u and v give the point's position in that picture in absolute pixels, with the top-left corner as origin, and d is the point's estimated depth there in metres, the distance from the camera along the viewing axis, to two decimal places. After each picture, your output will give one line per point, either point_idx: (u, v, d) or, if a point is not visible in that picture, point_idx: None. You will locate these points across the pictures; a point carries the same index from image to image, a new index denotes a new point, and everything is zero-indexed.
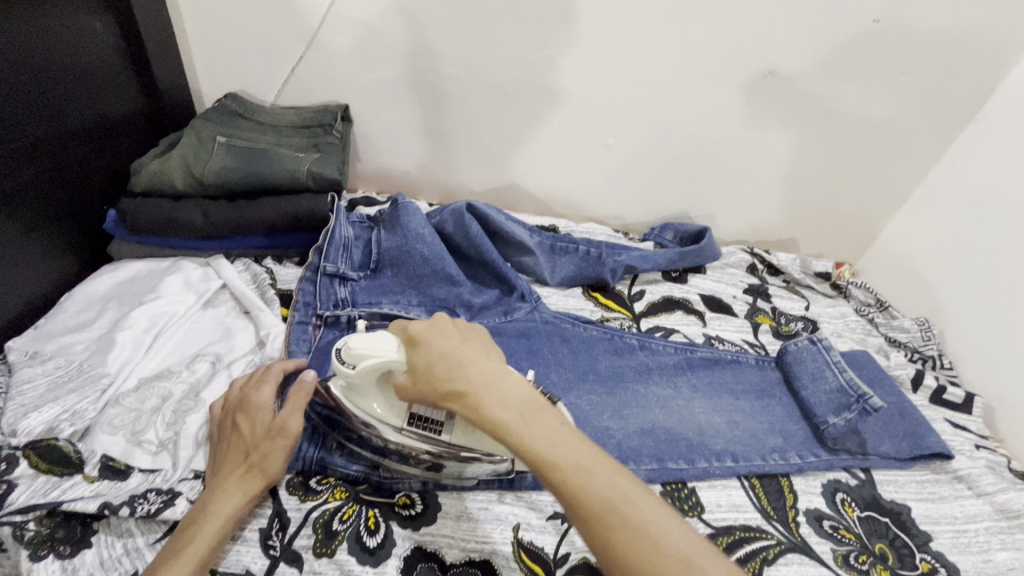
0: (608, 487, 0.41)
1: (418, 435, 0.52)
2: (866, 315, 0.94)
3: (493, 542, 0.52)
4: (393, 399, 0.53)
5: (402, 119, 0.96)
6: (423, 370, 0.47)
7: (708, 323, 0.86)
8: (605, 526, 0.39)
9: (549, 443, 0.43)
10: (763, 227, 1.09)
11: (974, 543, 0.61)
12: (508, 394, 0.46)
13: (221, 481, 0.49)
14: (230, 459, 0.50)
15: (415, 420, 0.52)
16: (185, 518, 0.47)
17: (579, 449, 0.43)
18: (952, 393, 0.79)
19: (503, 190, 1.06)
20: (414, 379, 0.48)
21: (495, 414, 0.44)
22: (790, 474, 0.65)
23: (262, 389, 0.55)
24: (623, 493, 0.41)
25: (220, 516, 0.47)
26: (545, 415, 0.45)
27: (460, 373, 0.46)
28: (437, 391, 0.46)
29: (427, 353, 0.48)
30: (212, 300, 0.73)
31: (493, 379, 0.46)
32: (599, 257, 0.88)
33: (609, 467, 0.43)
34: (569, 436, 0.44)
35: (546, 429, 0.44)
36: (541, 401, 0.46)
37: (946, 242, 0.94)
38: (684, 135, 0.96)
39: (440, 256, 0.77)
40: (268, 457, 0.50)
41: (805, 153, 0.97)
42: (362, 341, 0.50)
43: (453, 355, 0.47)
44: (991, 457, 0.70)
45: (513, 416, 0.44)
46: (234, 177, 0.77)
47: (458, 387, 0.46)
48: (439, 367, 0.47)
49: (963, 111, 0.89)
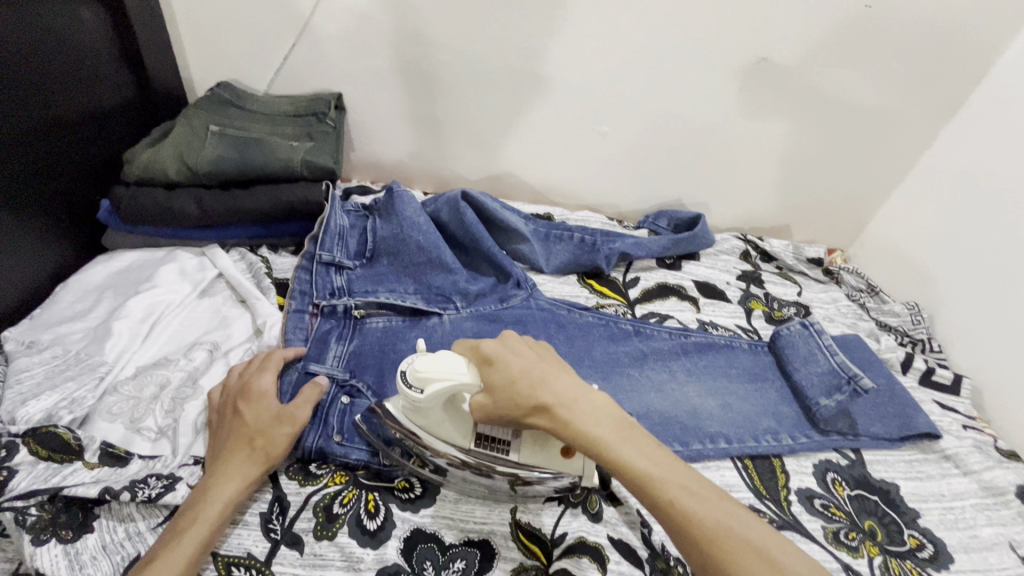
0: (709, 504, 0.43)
1: (487, 457, 0.51)
2: (858, 300, 0.95)
3: (491, 524, 0.53)
4: (459, 420, 0.52)
5: (396, 107, 0.96)
6: (503, 386, 0.47)
7: (702, 309, 0.87)
8: (712, 542, 0.41)
9: (643, 460, 0.45)
10: (756, 214, 1.10)
11: (960, 520, 0.63)
12: (595, 412, 0.48)
13: (222, 463, 0.49)
14: (233, 442, 0.51)
15: (483, 440, 0.52)
16: (187, 500, 0.48)
17: (676, 468, 0.45)
18: (941, 375, 0.81)
19: (497, 179, 1.06)
20: (494, 397, 0.48)
21: (590, 431, 0.46)
22: (782, 455, 0.67)
23: (265, 377, 0.56)
24: (726, 509, 0.43)
25: (224, 498, 0.47)
26: (635, 433, 0.48)
27: (546, 390, 0.48)
28: (521, 407, 0.47)
29: (507, 370, 0.48)
30: (208, 290, 0.73)
31: (578, 398, 0.48)
32: (594, 245, 0.89)
33: (702, 483, 0.45)
34: (660, 453, 0.46)
35: (638, 448, 0.46)
36: (629, 419, 0.49)
37: (936, 227, 0.95)
38: (678, 122, 0.96)
39: (435, 245, 0.78)
40: (273, 442, 0.51)
41: (798, 140, 0.98)
42: (431, 364, 0.49)
43: (534, 372, 0.49)
44: (978, 436, 0.72)
45: (607, 435, 0.46)
46: (228, 166, 0.76)
47: (547, 402, 0.47)
48: (522, 384, 0.47)
49: (953, 97, 0.90)
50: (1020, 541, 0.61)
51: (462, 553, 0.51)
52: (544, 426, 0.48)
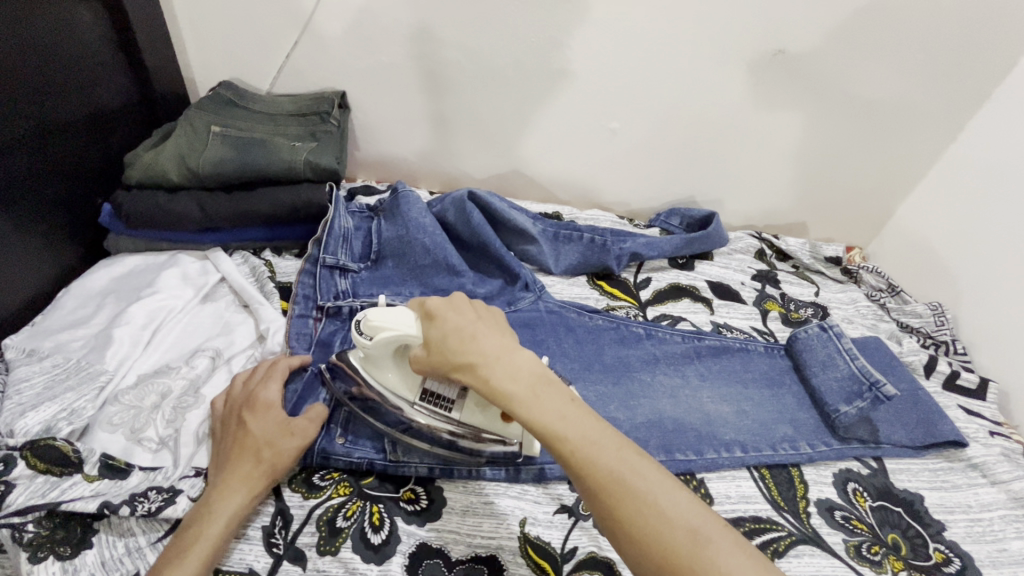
0: (613, 458, 0.42)
1: (429, 412, 0.53)
2: (877, 300, 0.92)
3: (499, 538, 0.51)
4: (407, 374, 0.53)
5: (400, 105, 0.94)
6: (437, 342, 0.47)
7: (716, 311, 0.85)
8: (608, 495, 0.40)
9: (556, 416, 0.43)
10: (772, 211, 1.07)
11: (988, 532, 0.60)
12: (517, 369, 0.46)
13: (225, 478, 0.48)
14: (236, 455, 0.49)
15: (427, 396, 0.53)
16: (187, 516, 0.46)
17: (588, 423, 0.43)
18: (966, 379, 0.77)
19: (505, 177, 1.04)
20: (428, 351, 0.48)
21: (506, 386, 0.45)
22: (800, 464, 0.64)
23: (271, 387, 0.55)
24: (630, 465, 0.41)
25: (227, 512, 0.46)
26: (556, 389, 0.46)
27: (474, 347, 0.46)
28: (447, 362, 0.47)
29: (443, 326, 0.48)
30: (210, 295, 0.72)
31: (504, 355, 0.46)
32: (604, 245, 0.86)
33: (615, 441, 0.43)
34: (577, 410, 0.44)
35: (553, 403, 0.44)
36: (552, 377, 0.47)
37: (960, 224, 0.91)
38: (691, 118, 0.93)
39: (442, 245, 0.76)
40: (279, 456, 0.50)
41: (815, 135, 0.95)
42: (382, 315, 0.51)
43: (466, 329, 0.48)
44: (1006, 444, 0.69)
45: (524, 391, 0.45)
46: (229, 168, 0.75)
47: (470, 358, 0.46)
48: (452, 340, 0.47)
49: (978, 89, 0.86)
50: None
51: (469, 569, 0.49)
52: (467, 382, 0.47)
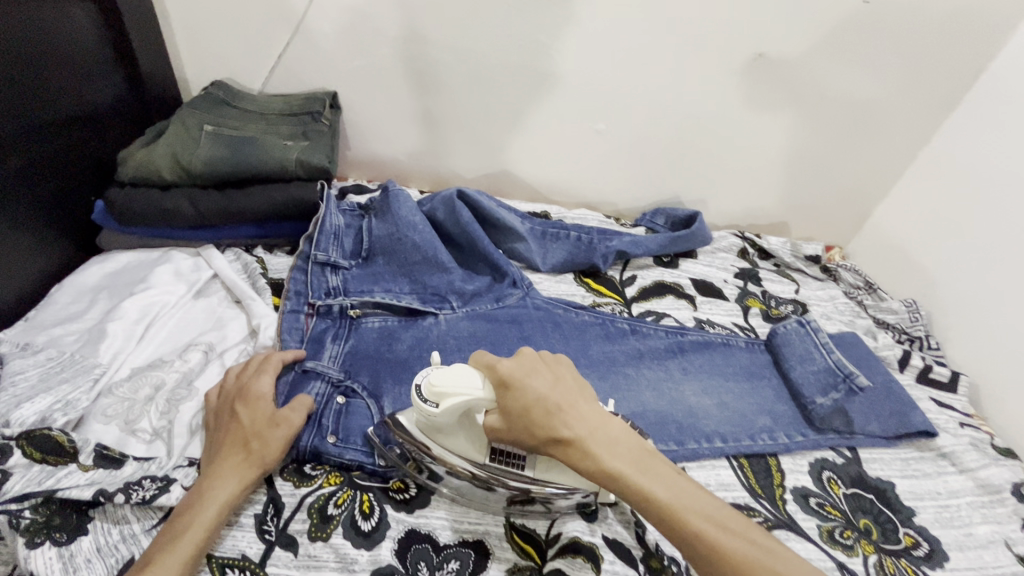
0: (744, 541, 0.41)
1: (500, 470, 0.52)
2: (855, 297, 0.95)
3: (486, 524, 0.53)
4: (475, 434, 0.52)
5: (392, 106, 0.95)
6: (521, 414, 0.47)
7: (699, 307, 0.87)
8: None
9: (670, 493, 0.43)
10: (755, 211, 1.10)
11: (955, 518, 0.63)
12: (614, 442, 0.46)
13: (218, 465, 0.50)
14: (229, 444, 0.51)
15: (498, 454, 0.52)
16: (180, 501, 0.48)
17: (707, 502, 0.43)
18: (938, 373, 0.80)
19: (494, 177, 1.06)
20: (509, 422, 0.48)
21: (613, 465, 0.45)
22: (778, 454, 0.67)
23: (264, 380, 0.56)
24: (760, 545, 0.41)
25: (219, 499, 0.47)
26: (660, 465, 0.46)
27: (564, 419, 0.46)
28: (538, 437, 0.47)
29: (523, 397, 0.47)
30: (203, 290, 0.73)
31: (601, 430, 0.47)
32: (591, 243, 0.88)
33: (731, 517, 0.43)
34: (687, 487, 0.45)
35: (664, 482, 0.44)
36: (650, 449, 0.47)
37: (934, 223, 0.95)
38: (675, 120, 0.95)
39: (432, 244, 0.78)
40: (270, 444, 0.51)
41: (796, 137, 0.97)
42: (446, 379, 0.49)
43: (550, 398, 0.47)
44: (975, 434, 0.71)
45: (630, 468, 0.45)
46: (222, 166, 0.76)
47: (567, 434, 0.46)
48: (538, 413, 0.46)
49: (950, 93, 0.89)
50: (1015, 538, 0.61)
51: (456, 553, 0.51)
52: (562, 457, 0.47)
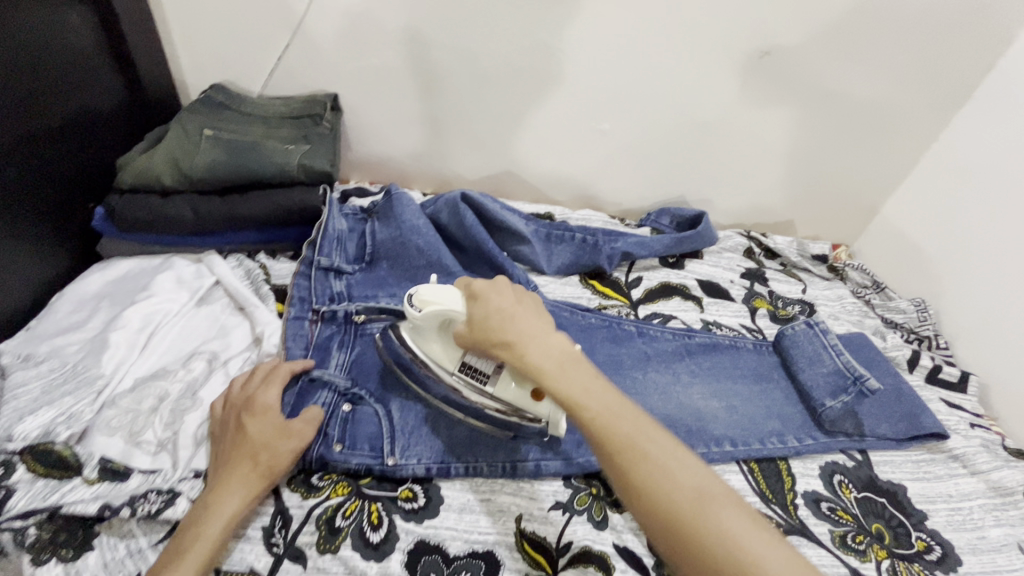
0: (633, 429, 0.44)
1: (465, 382, 0.56)
2: (863, 297, 0.94)
3: (496, 534, 0.52)
4: (450, 347, 0.57)
5: (393, 108, 0.94)
6: (479, 321, 0.51)
7: (706, 309, 0.86)
8: (627, 461, 0.42)
9: (582, 389, 0.46)
10: (760, 210, 1.09)
11: (968, 521, 0.62)
12: (548, 347, 0.49)
13: (228, 476, 0.49)
14: (237, 455, 0.50)
15: (466, 368, 0.56)
16: (188, 513, 0.47)
17: (608, 395, 0.46)
18: (948, 373, 0.80)
19: (497, 178, 1.05)
20: (471, 329, 0.52)
21: (540, 362, 0.48)
22: (788, 458, 0.66)
23: (272, 391, 0.55)
24: (648, 436, 0.44)
25: (227, 513, 0.47)
26: (584, 367, 0.49)
27: (511, 326, 0.50)
28: (486, 341, 0.50)
29: (485, 307, 0.51)
30: (206, 297, 0.72)
31: (537, 334, 0.50)
32: (596, 244, 0.88)
33: (633, 412, 0.46)
34: (600, 385, 0.47)
35: (579, 377, 0.47)
36: (580, 356, 0.50)
37: (941, 221, 0.94)
38: (680, 119, 0.95)
39: (435, 247, 0.77)
40: (280, 457, 0.51)
41: (801, 135, 0.97)
42: (433, 291, 0.55)
43: (506, 312, 0.51)
44: (986, 435, 0.71)
45: (553, 368, 0.48)
46: (223, 170, 0.76)
47: (509, 337, 0.49)
48: (492, 321, 0.50)
49: (958, 89, 0.89)
50: None
51: (466, 565, 0.50)
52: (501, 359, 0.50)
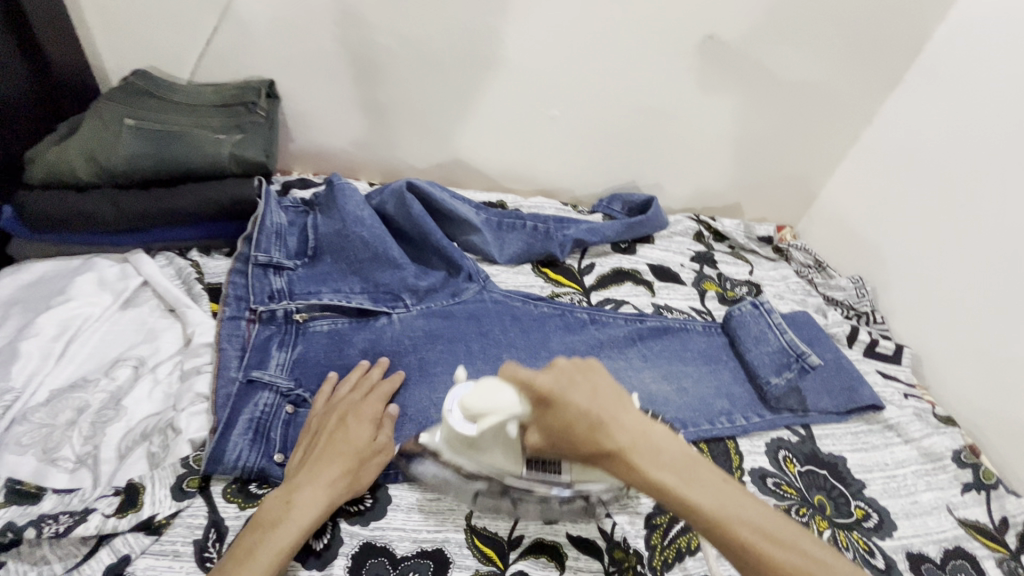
0: (793, 550, 0.40)
1: (537, 478, 0.49)
2: (806, 277, 0.97)
3: (447, 530, 0.51)
4: (511, 450, 0.48)
5: (335, 94, 0.90)
6: (566, 431, 0.43)
7: (657, 293, 0.87)
8: None
9: (721, 504, 0.41)
10: (709, 193, 1.10)
11: (902, 487, 0.65)
12: (659, 449, 0.43)
13: (313, 477, 0.49)
14: (328, 457, 0.50)
15: (534, 466, 0.48)
16: (265, 506, 0.47)
17: (751, 506, 0.42)
18: (883, 346, 0.83)
19: (447, 167, 1.03)
20: (553, 439, 0.44)
21: (663, 478, 0.42)
22: (736, 436, 0.67)
23: (372, 405, 0.55)
24: (811, 556, 0.40)
25: (304, 521, 0.46)
26: (706, 470, 0.43)
27: (611, 434, 0.42)
28: (582, 453, 0.43)
29: (568, 414, 0.42)
30: (132, 300, 0.67)
31: (643, 437, 0.44)
32: (547, 232, 0.87)
33: (780, 521, 0.42)
34: (733, 491, 0.43)
35: (711, 490, 0.42)
36: (695, 453, 0.44)
37: (878, 201, 0.97)
38: (629, 104, 0.94)
39: (382, 239, 0.74)
40: (366, 471, 0.51)
41: (747, 120, 0.98)
42: (480, 399, 0.44)
43: (597, 411, 0.43)
44: (918, 405, 0.74)
45: (678, 480, 0.42)
46: (148, 164, 0.70)
47: (614, 444, 0.42)
48: (583, 428, 0.42)
49: (891, 72, 0.92)
50: (956, 503, 0.64)
51: (415, 565, 0.49)
52: (608, 469, 0.43)
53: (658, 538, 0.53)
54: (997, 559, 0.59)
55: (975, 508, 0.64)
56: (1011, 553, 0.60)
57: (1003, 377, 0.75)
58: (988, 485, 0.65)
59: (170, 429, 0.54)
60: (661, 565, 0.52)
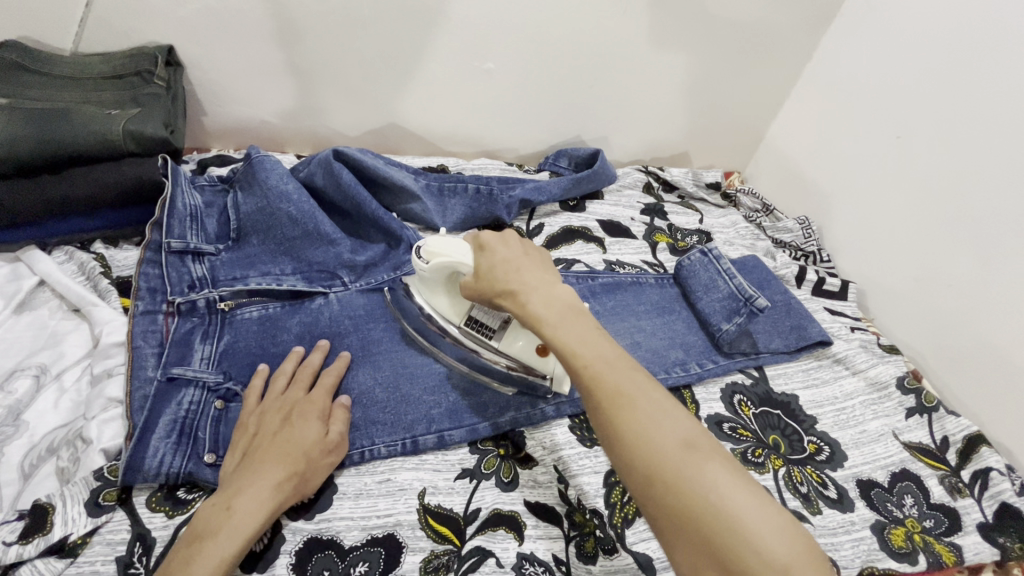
0: (631, 382, 0.41)
1: (471, 336, 0.56)
2: (755, 221, 0.97)
3: (397, 514, 0.49)
4: (456, 301, 0.56)
5: (245, 58, 0.82)
6: (484, 269, 0.50)
7: (609, 249, 0.85)
8: (614, 409, 0.39)
9: (578, 339, 0.43)
10: (657, 144, 1.08)
11: (851, 418, 0.66)
12: (553, 295, 0.47)
13: (255, 481, 0.44)
14: (273, 459, 0.46)
15: (473, 322, 0.56)
16: (202, 517, 0.42)
17: (605, 347, 0.43)
18: (830, 284, 0.84)
19: (381, 132, 0.96)
20: (477, 280, 0.50)
21: (536, 310, 0.45)
22: (691, 385, 0.67)
23: (318, 399, 0.52)
24: (640, 389, 0.40)
25: (245, 530, 0.42)
26: (585, 321, 0.45)
27: (516, 274, 0.48)
28: (491, 290, 0.49)
29: (491, 257, 0.50)
30: (28, 302, 0.60)
31: (542, 286, 0.47)
32: (491, 194, 0.83)
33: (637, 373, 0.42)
34: (602, 338, 0.44)
35: (573, 328, 0.44)
36: (581, 309, 0.46)
37: (821, 139, 0.97)
38: (568, 52, 0.89)
39: (311, 214, 0.68)
40: (315, 474, 0.47)
41: (688, 63, 0.95)
42: (442, 243, 0.54)
43: (512, 262, 0.49)
44: (864, 337, 0.76)
45: (553, 318, 0.45)
46: (25, 148, 0.60)
47: (512, 286, 0.47)
48: (497, 270, 0.49)
49: (827, 6, 0.91)
50: (901, 428, 0.65)
51: (364, 554, 0.46)
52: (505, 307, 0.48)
53: (618, 496, 0.52)
54: (940, 477, 0.61)
55: (919, 431, 0.65)
56: (952, 470, 0.62)
57: (941, 302, 0.77)
58: (931, 408, 0.66)
59: (80, 440, 0.49)
60: (622, 522, 0.50)
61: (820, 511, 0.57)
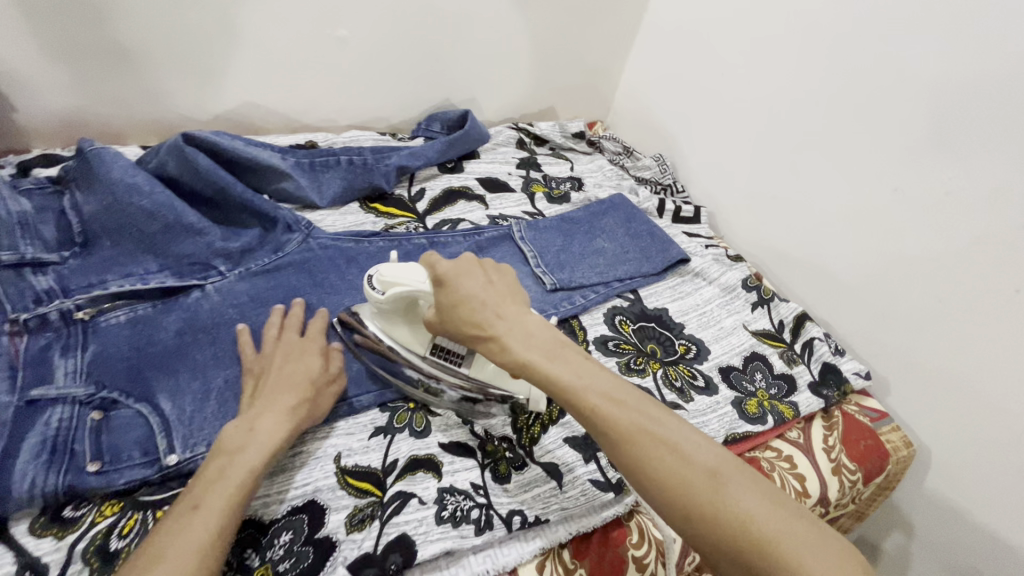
0: (638, 413, 0.43)
1: (438, 365, 0.55)
2: (619, 163, 1.06)
3: (316, 481, 0.50)
4: (419, 330, 0.56)
5: (49, 41, 0.72)
6: (450, 309, 0.48)
7: (491, 205, 0.89)
8: (633, 445, 0.41)
9: (574, 374, 0.44)
10: (524, 102, 1.13)
11: (711, 319, 0.78)
12: (531, 335, 0.47)
13: (273, 407, 0.49)
14: (284, 389, 0.51)
15: (438, 351, 0.55)
16: (228, 435, 0.46)
17: (605, 379, 0.45)
18: (686, 210, 0.96)
19: (236, 113, 0.90)
20: (442, 318, 0.49)
21: (524, 353, 0.45)
22: (579, 314, 0.74)
23: (315, 339, 0.57)
24: (648, 417, 0.43)
25: (269, 444, 0.47)
26: (569, 351, 0.47)
27: (490, 316, 0.47)
28: (463, 332, 0.48)
29: (454, 296, 0.48)
30: None
31: (519, 323, 0.47)
32: (366, 164, 0.82)
33: (640, 398, 0.44)
34: (593, 369, 0.45)
35: (570, 365, 0.45)
36: (565, 340, 0.48)
37: (666, 82, 1.07)
38: (421, 13, 0.90)
39: (170, 205, 0.64)
40: (323, 399, 0.53)
41: (539, 18, 1.00)
42: (396, 271, 0.53)
43: (480, 298, 0.47)
44: (715, 251, 0.87)
45: (542, 358, 0.45)
46: None
47: (488, 330, 0.46)
48: (463, 311, 0.48)
49: None
50: (750, 320, 0.78)
51: (288, 523, 0.47)
52: (480, 349, 0.48)
53: (524, 420, 0.58)
54: (779, 352, 0.74)
55: (762, 319, 0.78)
56: (788, 345, 0.75)
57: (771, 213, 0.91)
58: (768, 299, 0.80)
59: None
60: (530, 442, 0.57)
61: (692, 398, 0.67)
